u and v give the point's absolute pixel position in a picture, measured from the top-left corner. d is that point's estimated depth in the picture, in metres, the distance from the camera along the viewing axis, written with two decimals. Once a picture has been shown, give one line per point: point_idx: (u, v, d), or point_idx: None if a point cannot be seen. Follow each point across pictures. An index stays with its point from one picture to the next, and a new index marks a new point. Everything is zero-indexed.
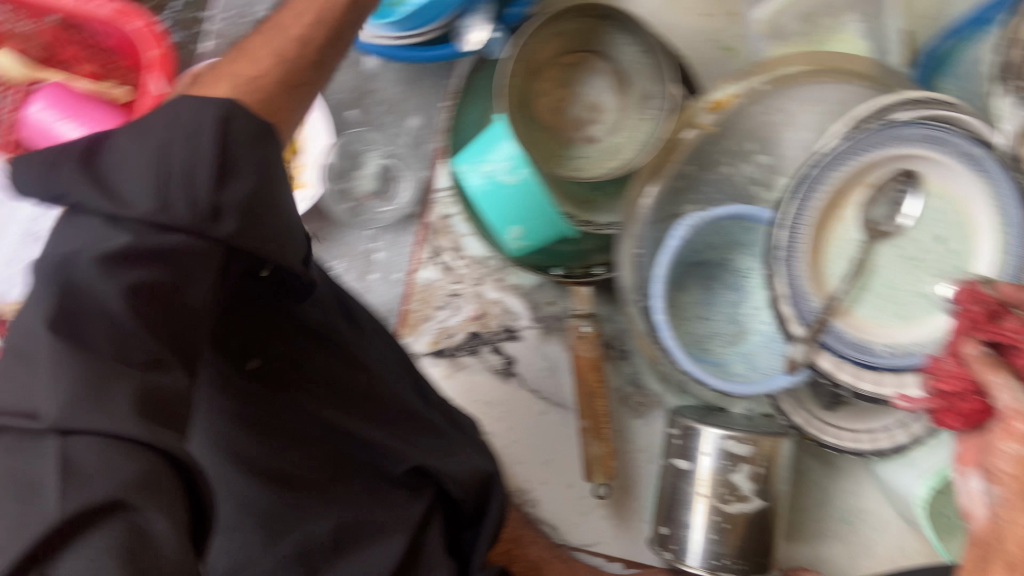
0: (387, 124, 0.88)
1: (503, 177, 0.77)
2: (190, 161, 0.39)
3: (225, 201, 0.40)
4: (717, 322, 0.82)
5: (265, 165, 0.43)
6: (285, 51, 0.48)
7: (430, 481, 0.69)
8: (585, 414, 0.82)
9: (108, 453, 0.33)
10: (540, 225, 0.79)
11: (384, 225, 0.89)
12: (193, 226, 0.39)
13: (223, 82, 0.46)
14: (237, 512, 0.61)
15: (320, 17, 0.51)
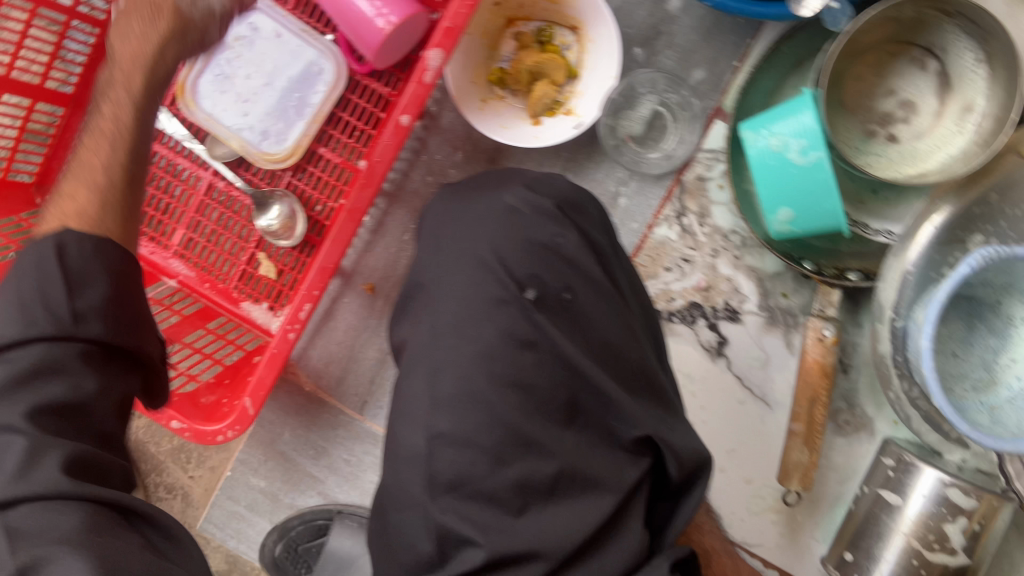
0: (671, 70, 0.84)
1: (793, 155, 0.74)
2: (39, 269, 0.52)
3: (78, 308, 0.51)
4: (972, 370, 0.73)
5: (102, 248, 0.55)
6: (96, 175, 0.61)
7: (650, 455, 0.58)
8: (798, 417, 0.78)
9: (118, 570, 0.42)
10: (816, 213, 0.75)
11: (638, 173, 0.86)
12: (55, 329, 0.50)
13: (81, 171, 0.62)
14: (459, 429, 0.53)
15: (108, 152, 0.63)
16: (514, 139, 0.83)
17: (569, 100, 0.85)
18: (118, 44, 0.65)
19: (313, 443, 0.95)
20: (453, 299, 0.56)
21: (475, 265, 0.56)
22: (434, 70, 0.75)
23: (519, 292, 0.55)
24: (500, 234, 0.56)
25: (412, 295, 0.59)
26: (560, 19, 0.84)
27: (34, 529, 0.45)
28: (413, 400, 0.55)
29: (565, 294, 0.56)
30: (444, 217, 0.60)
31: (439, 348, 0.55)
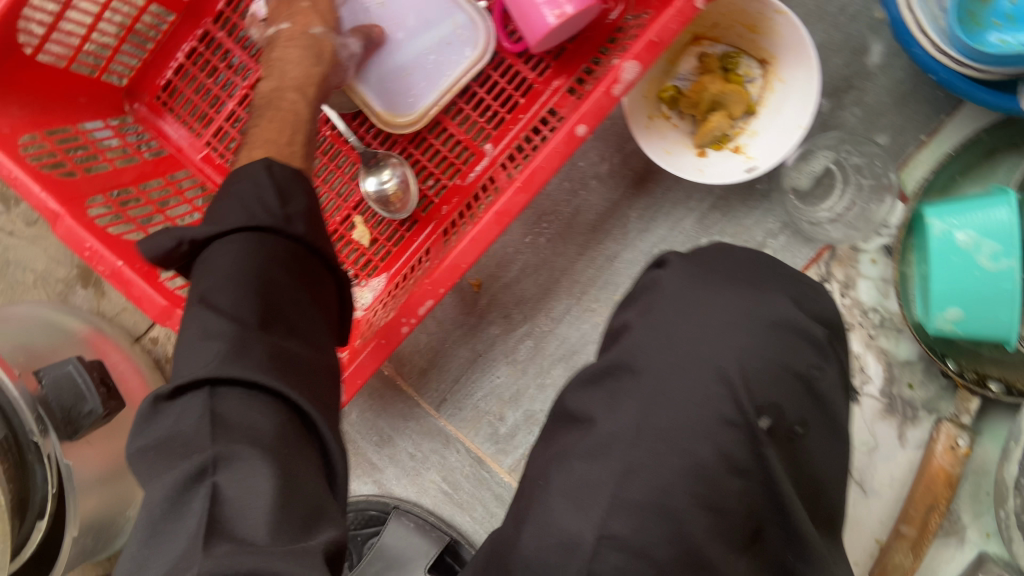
0: (855, 129, 0.79)
1: (981, 258, 0.69)
2: (257, 189, 0.63)
3: (292, 213, 0.63)
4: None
5: (296, 177, 0.67)
6: (273, 137, 0.72)
7: None
8: (911, 521, 0.75)
9: (251, 406, 0.50)
10: (988, 319, 0.70)
11: (792, 228, 0.81)
12: (275, 222, 0.60)
13: (262, 140, 0.71)
14: (636, 535, 0.47)
15: (286, 127, 0.73)
16: (677, 167, 0.77)
17: (739, 136, 0.79)
18: (284, 68, 0.78)
19: (379, 430, 0.90)
20: (671, 402, 0.51)
21: (711, 378, 0.51)
22: (628, 83, 0.68)
23: (751, 420, 0.51)
24: (752, 351, 0.50)
25: (615, 372, 0.55)
26: (750, 48, 0.78)
27: (235, 419, 0.49)
28: (590, 491, 0.49)
29: (797, 429, 0.52)
30: (682, 300, 0.52)
31: (636, 448, 0.50)
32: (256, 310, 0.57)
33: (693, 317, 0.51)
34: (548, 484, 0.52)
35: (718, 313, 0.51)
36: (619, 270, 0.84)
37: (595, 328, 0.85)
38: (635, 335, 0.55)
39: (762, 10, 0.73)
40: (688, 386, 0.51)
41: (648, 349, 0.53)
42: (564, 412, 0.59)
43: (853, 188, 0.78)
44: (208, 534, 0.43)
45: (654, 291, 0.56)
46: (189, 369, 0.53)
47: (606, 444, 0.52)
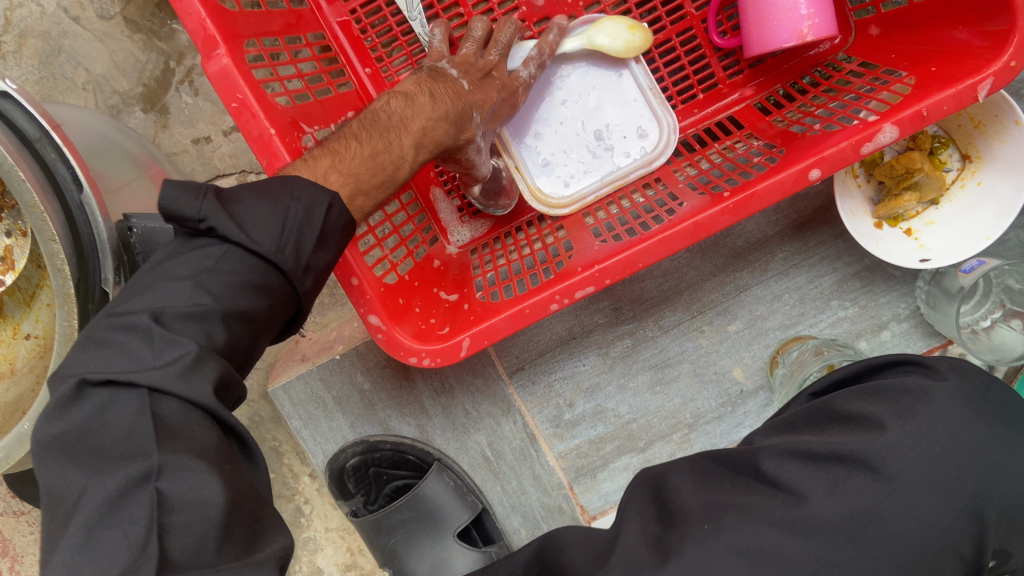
0: (1015, 252, 0.80)
1: None
2: (303, 215, 0.49)
3: (316, 264, 0.51)
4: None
5: (346, 227, 0.53)
6: (360, 170, 0.58)
7: None
8: None
9: (190, 420, 0.40)
10: None
11: (918, 318, 0.82)
12: (291, 271, 0.49)
13: (344, 168, 0.58)
14: None
15: (374, 177, 0.60)
16: (856, 230, 0.76)
17: (912, 218, 0.79)
18: (424, 107, 0.63)
19: (443, 378, 0.84)
20: (915, 521, 0.49)
21: (966, 509, 0.50)
22: (879, 146, 0.65)
23: (982, 559, 0.50)
24: (1016, 499, 0.51)
25: (848, 461, 0.51)
26: (961, 140, 0.77)
27: (178, 426, 0.39)
28: (776, 563, 0.49)
29: (1005, 574, 0.53)
30: (954, 422, 0.52)
31: (851, 546, 0.49)
32: (224, 333, 0.46)
33: (967, 450, 0.51)
34: (722, 534, 0.51)
35: (998, 456, 0.51)
36: (743, 303, 0.83)
37: (696, 349, 0.83)
38: (892, 437, 0.51)
39: (1001, 114, 0.72)
40: (925, 503, 0.50)
41: (905, 458, 0.50)
42: (757, 473, 0.55)
43: (992, 301, 0.80)
44: (159, 567, 0.34)
45: (923, 396, 0.53)
46: (119, 352, 0.41)
47: (811, 527, 0.50)
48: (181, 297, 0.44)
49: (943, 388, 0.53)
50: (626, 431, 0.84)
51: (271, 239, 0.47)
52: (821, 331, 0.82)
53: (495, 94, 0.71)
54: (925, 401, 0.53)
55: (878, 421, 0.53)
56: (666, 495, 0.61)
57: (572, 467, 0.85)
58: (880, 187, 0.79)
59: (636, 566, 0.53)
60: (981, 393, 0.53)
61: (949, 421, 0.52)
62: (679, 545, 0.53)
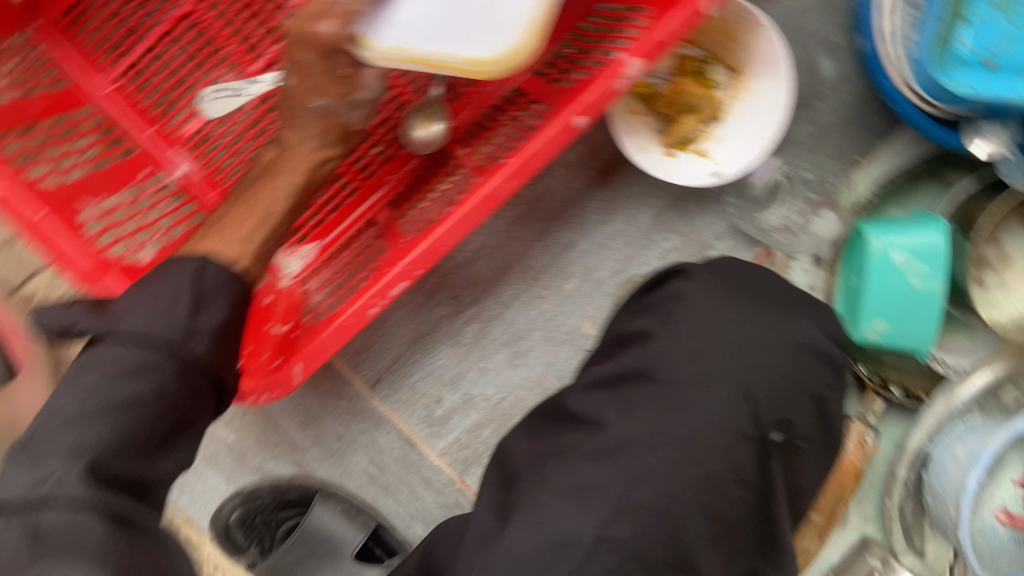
0: (804, 144, 0.83)
1: (912, 278, 0.76)
2: (169, 290, 0.61)
3: (198, 324, 0.61)
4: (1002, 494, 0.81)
5: (227, 283, 0.66)
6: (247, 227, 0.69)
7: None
8: (821, 510, 0.83)
9: (75, 516, 0.50)
10: (908, 333, 0.78)
11: (738, 231, 0.85)
12: (170, 336, 0.59)
13: (228, 226, 0.70)
14: (636, 540, 0.51)
15: (261, 227, 0.70)
16: (650, 164, 0.79)
17: (703, 139, 0.80)
18: (286, 145, 0.71)
19: (305, 409, 0.85)
20: (694, 415, 0.53)
21: (736, 393, 0.53)
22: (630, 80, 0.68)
23: (764, 434, 0.53)
24: (776, 372, 0.54)
25: (633, 377, 0.55)
26: (723, 55, 0.79)
27: (56, 528, 0.50)
28: (592, 491, 0.52)
29: (800, 445, 0.55)
30: (711, 317, 0.55)
31: (652, 456, 0.52)
32: (106, 427, 0.56)
33: (727, 338, 0.54)
34: (546, 481, 0.54)
35: (753, 334, 0.54)
36: (573, 259, 0.85)
37: (543, 315, 0.85)
38: (660, 344, 0.55)
39: (745, 20, 0.75)
40: (707, 398, 0.53)
41: (673, 359, 0.54)
42: (566, 414, 0.58)
43: (799, 200, 0.84)
44: None
45: (682, 300, 0.57)
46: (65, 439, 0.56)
47: (617, 450, 0.53)
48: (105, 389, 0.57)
49: (697, 287, 0.57)
50: (499, 411, 0.86)
51: (144, 318, 0.60)
52: (652, 266, 0.85)
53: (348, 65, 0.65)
54: (682, 304, 0.56)
55: (649, 332, 0.57)
56: (507, 462, 0.62)
57: (458, 461, 0.86)
58: (664, 118, 0.81)
59: (484, 538, 0.55)
60: (733, 285, 0.57)
61: (708, 317, 0.55)
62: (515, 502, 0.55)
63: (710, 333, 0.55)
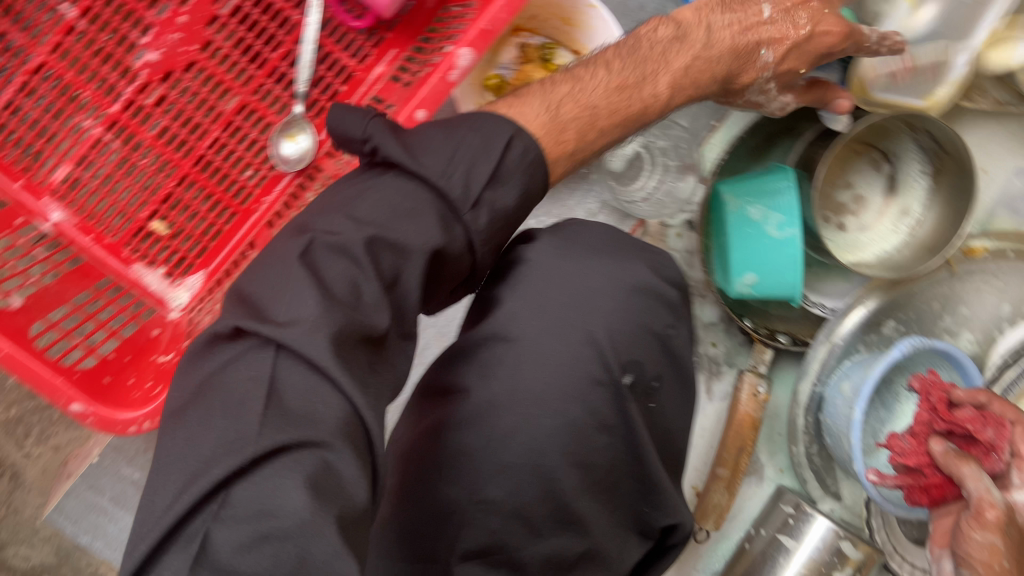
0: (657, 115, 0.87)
1: (769, 228, 0.80)
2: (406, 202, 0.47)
3: (425, 164, 0.48)
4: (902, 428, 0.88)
5: (533, 168, 0.52)
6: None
7: (654, 538, 0.61)
8: (725, 463, 0.85)
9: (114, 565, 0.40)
10: (777, 281, 0.81)
11: (609, 207, 0.89)
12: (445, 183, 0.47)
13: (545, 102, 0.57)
14: (510, 498, 0.54)
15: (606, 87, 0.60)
16: None
17: None
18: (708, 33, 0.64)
19: None
20: (545, 367, 0.54)
21: (582, 340, 0.55)
22: (464, 69, 0.70)
23: (615, 378, 0.55)
24: (616, 315, 0.56)
25: (490, 341, 0.56)
26: (564, 40, 0.83)
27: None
28: (464, 458, 0.54)
29: (655, 385, 0.58)
30: (551, 273, 0.57)
31: (510, 415, 0.54)
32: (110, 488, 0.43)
33: (567, 290, 0.56)
34: (422, 456, 0.56)
35: (587, 281, 0.56)
36: None
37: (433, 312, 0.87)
38: (506, 307, 0.56)
39: (576, 4, 0.78)
40: (558, 351, 0.54)
41: (521, 316, 0.55)
42: (433, 386, 0.59)
43: (659, 169, 0.86)
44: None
45: (522, 263, 0.58)
46: (354, 368, 0.41)
47: (477, 414, 0.54)
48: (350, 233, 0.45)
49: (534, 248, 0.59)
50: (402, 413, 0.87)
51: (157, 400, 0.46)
52: None
53: (803, 28, 0.66)
54: (522, 265, 0.58)
55: (496, 296, 0.58)
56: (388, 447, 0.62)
57: None
58: None
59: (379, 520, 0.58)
60: (586, 241, 0.59)
61: (550, 273, 0.57)
62: (399, 483, 0.57)
63: (555, 285, 0.56)
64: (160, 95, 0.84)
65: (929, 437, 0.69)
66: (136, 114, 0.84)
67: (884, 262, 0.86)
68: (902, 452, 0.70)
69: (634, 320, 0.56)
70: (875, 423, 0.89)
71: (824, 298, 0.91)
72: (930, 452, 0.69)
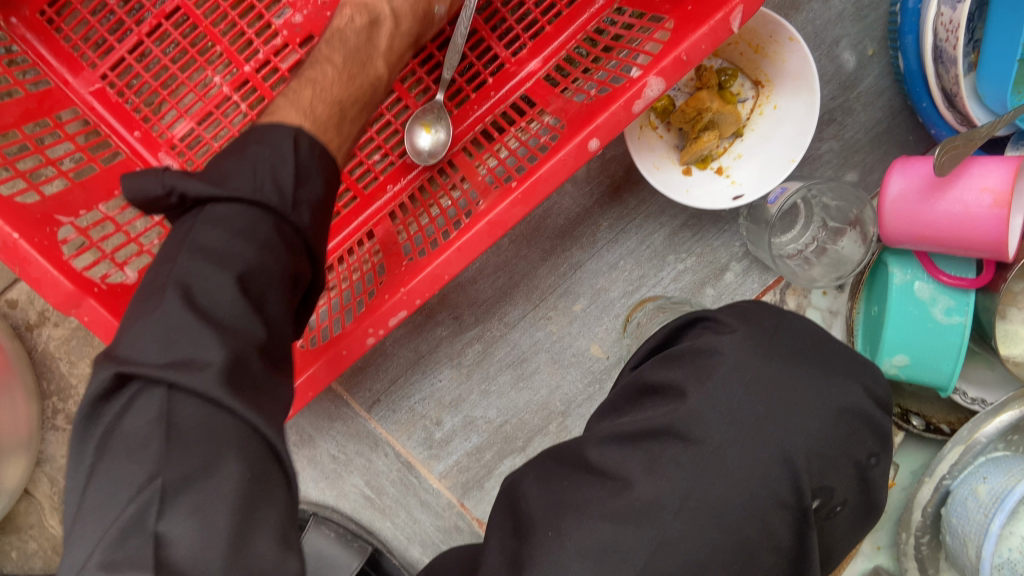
0: (829, 163, 0.79)
1: (935, 311, 0.72)
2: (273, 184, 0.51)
3: (300, 197, 0.52)
4: None
5: (320, 159, 0.56)
6: (340, 96, 0.64)
7: None
8: None
9: (116, 476, 0.37)
10: (932, 368, 0.73)
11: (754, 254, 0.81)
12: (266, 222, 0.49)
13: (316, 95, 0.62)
14: None
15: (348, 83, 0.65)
16: (665, 183, 0.73)
17: (723, 156, 0.77)
18: None
19: (299, 429, 0.81)
20: (728, 479, 0.50)
21: (774, 457, 0.51)
22: (650, 100, 0.62)
23: (804, 502, 0.51)
24: (820, 437, 0.52)
25: (662, 435, 0.52)
26: (747, 68, 0.75)
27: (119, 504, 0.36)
28: (617, 556, 0.48)
29: (837, 508, 0.55)
30: (748, 375, 0.53)
31: (679, 521, 0.49)
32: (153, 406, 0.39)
33: (762, 396, 0.52)
34: (564, 536, 0.49)
35: (792, 396, 0.53)
36: (581, 279, 0.80)
37: (548, 337, 0.81)
38: (693, 403, 0.52)
39: (774, 33, 0.70)
40: (734, 466, 0.50)
41: (710, 422, 0.51)
42: (586, 466, 0.54)
43: (815, 224, 0.80)
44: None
45: (712, 354, 0.54)
46: (244, 388, 0.41)
47: (644, 514, 0.49)
48: (214, 274, 0.45)
49: (729, 341, 0.55)
50: (501, 434, 0.82)
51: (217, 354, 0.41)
52: (665, 289, 0.81)
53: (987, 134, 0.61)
54: (715, 358, 0.54)
55: (679, 388, 0.54)
56: (516, 508, 0.57)
57: (457, 484, 0.82)
58: (681, 133, 0.76)
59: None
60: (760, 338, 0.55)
61: (743, 374, 0.53)
62: (527, 560, 0.50)
63: (745, 392, 0.52)
64: (296, 60, 0.79)
65: None
66: (268, 76, 0.79)
67: None
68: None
69: (820, 428, 0.52)
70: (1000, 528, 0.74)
71: (967, 386, 0.83)
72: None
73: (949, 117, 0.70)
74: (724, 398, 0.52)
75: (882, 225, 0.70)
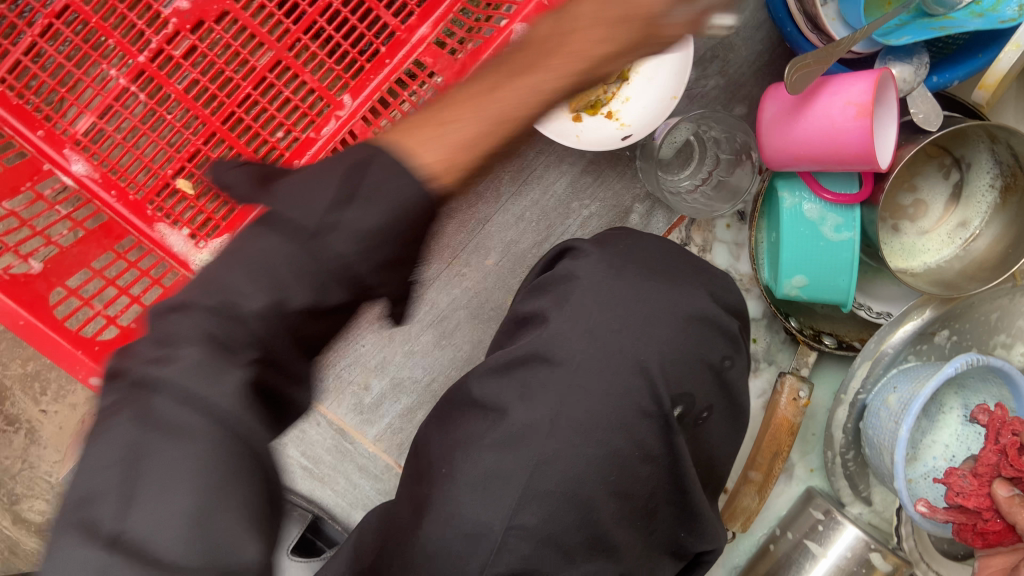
0: (717, 99, 0.82)
1: (825, 229, 0.74)
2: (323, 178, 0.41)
3: (346, 220, 0.39)
4: (946, 441, 0.79)
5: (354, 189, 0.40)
6: (472, 124, 0.40)
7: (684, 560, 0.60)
8: (758, 467, 0.83)
9: None
10: (828, 285, 0.76)
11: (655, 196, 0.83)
12: None
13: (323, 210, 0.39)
14: (545, 528, 0.51)
15: (473, 111, 0.41)
16: (556, 132, 0.74)
17: (612, 100, 0.79)
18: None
19: None
20: (589, 396, 0.53)
21: (633, 369, 0.54)
22: (517, 47, 0.64)
23: (665, 409, 0.54)
24: (669, 344, 0.55)
25: (529, 361, 0.54)
26: None
27: None
28: (499, 479, 0.51)
29: (703, 415, 0.58)
30: (601, 293, 0.56)
31: (552, 440, 0.52)
32: None
33: (621, 313, 0.55)
34: (454, 472, 0.52)
35: (641, 310, 0.56)
36: (490, 234, 0.83)
37: (466, 294, 0.83)
38: (553, 326, 0.55)
39: None
40: (600, 384, 0.53)
41: (570, 340, 0.54)
42: (473, 401, 0.56)
43: (710, 160, 0.82)
44: None
45: (570, 280, 0.57)
46: None
47: (519, 437, 0.52)
48: None
49: (585, 266, 0.58)
50: (431, 393, 0.84)
51: None
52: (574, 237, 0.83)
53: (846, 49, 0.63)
54: (572, 283, 0.57)
55: (543, 314, 0.56)
56: (421, 449, 0.60)
57: (392, 446, 0.84)
58: None
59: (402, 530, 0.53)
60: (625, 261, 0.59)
61: (599, 293, 0.56)
62: (427, 497, 0.53)
63: (608, 310, 0.55)
64: (189, 45, 0.80)
65: (995, 480, 0.71)
66: (163, 64, 0.80)
67: (939, 272, 0.80)
68: (961, 492, 0.72)
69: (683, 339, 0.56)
70: (916, 434, 0.79)
71: (874, 302, 0.87)
72: (992, 495, 0.71)
73: (813, 39, 0.72)
74: (590, 316, 0.55)
75: (764, 149, 0.73)
